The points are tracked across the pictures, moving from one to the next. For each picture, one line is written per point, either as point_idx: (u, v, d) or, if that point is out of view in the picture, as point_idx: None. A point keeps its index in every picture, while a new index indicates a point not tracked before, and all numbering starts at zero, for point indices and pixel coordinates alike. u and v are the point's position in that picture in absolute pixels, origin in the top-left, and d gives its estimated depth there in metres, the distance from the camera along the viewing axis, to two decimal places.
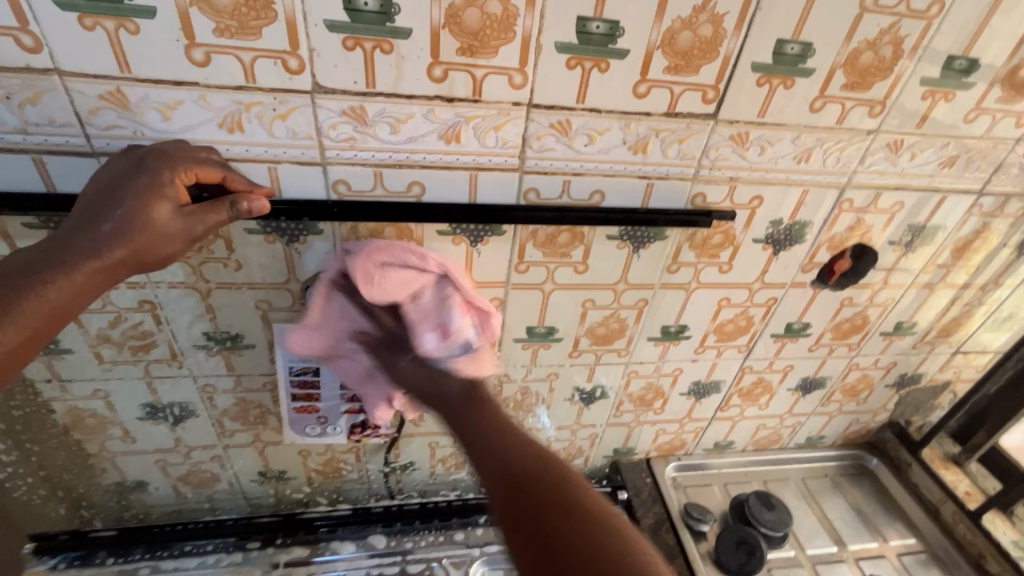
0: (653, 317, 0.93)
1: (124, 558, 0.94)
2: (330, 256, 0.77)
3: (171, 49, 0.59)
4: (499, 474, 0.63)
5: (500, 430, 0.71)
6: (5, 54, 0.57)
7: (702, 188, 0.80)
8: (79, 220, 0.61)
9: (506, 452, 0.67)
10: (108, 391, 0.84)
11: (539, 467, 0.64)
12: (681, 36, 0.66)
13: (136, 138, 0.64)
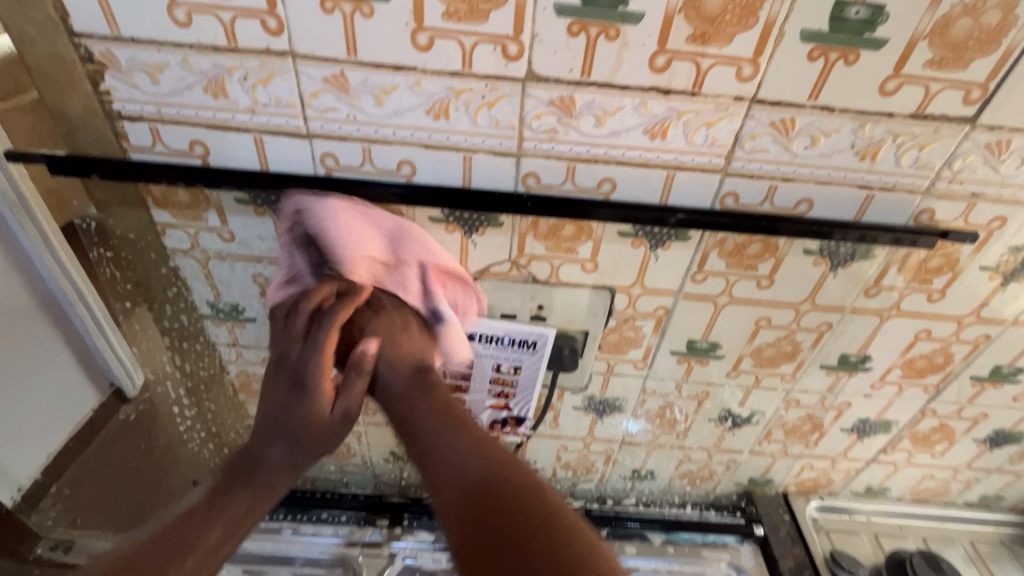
0: (836, 342, 0.69)
1: (270, 516, 0.85)
2: (504, 250, 0.61)
3: (325, 26, 0.46)
4: (413, 442, 0.50)
5: (441, 422, 0.50)
6: (148, 27, 0.46)
7: (935, 203, 0.55)
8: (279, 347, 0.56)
9: (449, 445, 0.47)
10: None
11: (486, 461, 0.45)
12: (956, 26, 0.44)
13: (279, 118, 0.51)
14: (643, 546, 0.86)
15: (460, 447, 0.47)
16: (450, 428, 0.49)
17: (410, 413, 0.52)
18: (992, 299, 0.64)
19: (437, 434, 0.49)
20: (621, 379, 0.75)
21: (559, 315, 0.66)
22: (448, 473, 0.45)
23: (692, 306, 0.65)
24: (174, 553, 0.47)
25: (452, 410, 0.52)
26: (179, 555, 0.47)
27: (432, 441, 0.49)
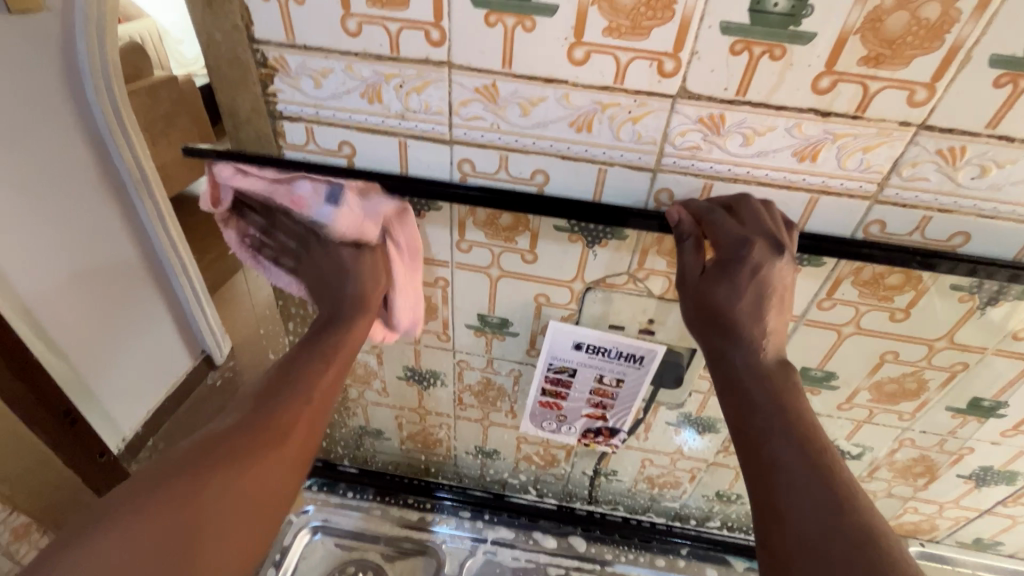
0: (969, 384, 0.64)
1: (362, 496, 0.90)
2: (623, 262, 0.61)
3: (486, 39, 0.47)
4: (761, 458, 0.46)
5: (789, 440, 0.45)
6: (322, 36, 0.49)
7: None
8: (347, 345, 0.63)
9: (808, 485, 0.43)
10: (383, 349, 0.78)
11: (839, 506, 0.42)
12: None
13: (427, 123, 0.53)
14: (723, 570, 0.87)
15: (815, 485, 0.43)
16: (796, 441, 0.45)
17: (755, 416, 0.47)
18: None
19: (786, 456, 0.45)
20: (721, 400, 0.73)
21: (669, 330, 0.66)
22: (813, 517, 0.42)
23: (813, 333, 0.62)
24: (281, 424, 0.55)
25: (796, 410, 0.47)
26: (285, 423, 0.55)
27: (780, 459, 0.45)
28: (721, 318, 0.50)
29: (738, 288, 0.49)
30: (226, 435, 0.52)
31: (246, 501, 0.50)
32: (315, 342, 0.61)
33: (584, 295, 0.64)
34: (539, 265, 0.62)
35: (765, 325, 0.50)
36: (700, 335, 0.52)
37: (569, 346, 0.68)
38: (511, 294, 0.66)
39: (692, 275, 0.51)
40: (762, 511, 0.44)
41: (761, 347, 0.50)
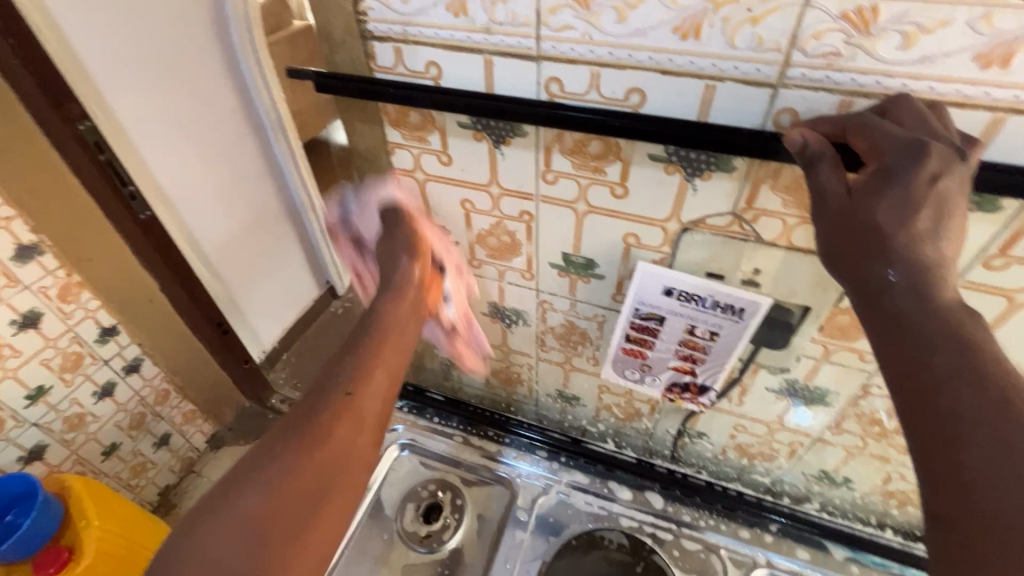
0: None
1: (446, 422, 0.95)
2: (727, 200, 0.53)
3: None
4: (929, 406, 0.34)
5: (977, 386, 0.33)
6: None
7: None
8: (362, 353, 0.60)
9: (1005, 449, 0.31)
10: (469, 284, 0.79)
11: None
12: None
13: (515, 37, 0.49)
14: (818, 556, 0.77)
15: (1010, 443, 0.31)
16: (979, 386, 0.33)
17: (932, 356, 0.35)
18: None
19: (972, 408, 0.33)
20: (839, 371, 0.64)
21: (778, 283, 0.57)
22: (1014, 494, 0.30)
23: (975, 299, 0.50)
24: (353, 392, 0.56)
25: (978, 344, 0.35)
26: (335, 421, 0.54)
27: (957, 409, 0.33)
28: (875, 246, 0.37)
29: (910, 200, 0.36)
30: (297, 430, 0.53)
31: (339, 458, 0.51)
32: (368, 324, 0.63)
33: (680, 236, 0.58)
34: (629, 201, 0.57)
35: (941, 247, 0.37)
36: (839, 271, 0.40)
37: (658, 291, 0.63)
38: (597, 232, 0.62)
39: (837, 195, 0.39)
40: (937, 480, 0.33)
41: (936, 275, 0.36)
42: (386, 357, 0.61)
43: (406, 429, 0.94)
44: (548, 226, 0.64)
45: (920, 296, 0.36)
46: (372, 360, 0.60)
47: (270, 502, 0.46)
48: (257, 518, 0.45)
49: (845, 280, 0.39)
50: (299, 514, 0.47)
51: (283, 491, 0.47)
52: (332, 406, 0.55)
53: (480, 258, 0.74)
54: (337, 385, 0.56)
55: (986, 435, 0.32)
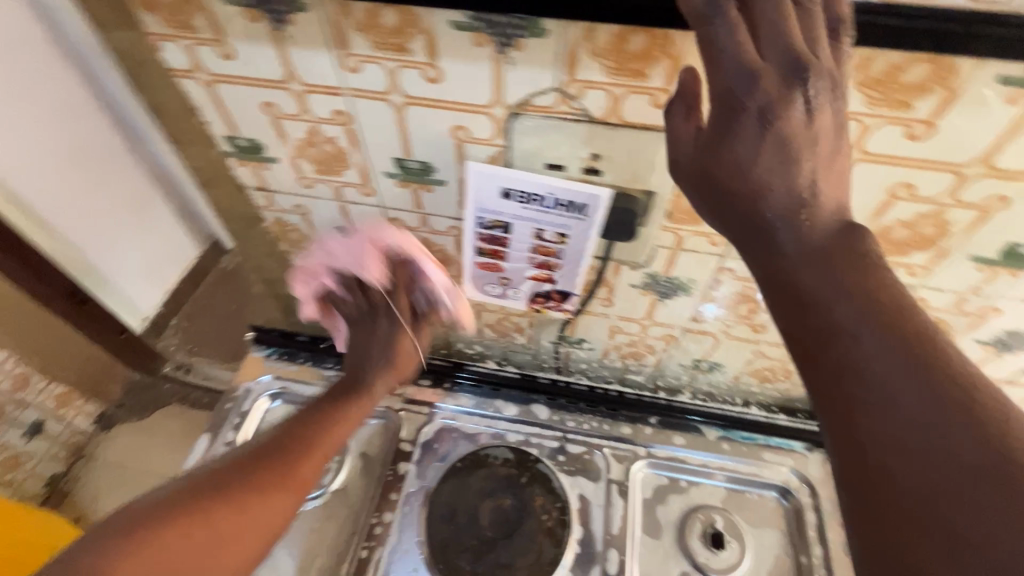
0: (1008, 226, 0.50)
1: (320, 363, 0.88)
2: (548, 73, 0.46)
3: None
4: (814, 326, 0.33)
5: (855, 294, 0.32)
6: None
7: None
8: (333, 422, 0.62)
9: (895, 353, 0.30)
10: (308, 208, 0.69)
11: (928, 372, 0.30)
12: None
13: None
14: (694, 440, 0.79)
15: (896, 352, 0.30)
16: (860, 295, 0.32)
17: (805, 273, 0.33)
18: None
19: (853, 320, 0.32)
20: (693, 257, 0.62)
21: (619, 168, 0.53)
22: (908, 402, 0.30)
23: None
24: (291, 447, 0.58)
25: (852, 255, 0.33)
26: (284, 466, 0.57)
27: (840, 324, 0.32)
28: (720, 198, 0.34)
29: (770, 123, 0.32)
30: (298, 420, 0.62)
31: (238, 504, 0.52)
32: (331, 393, 0.65)
33: (509, 124, 0.51)
34: (445, 86, 0.49)
35: (804, 168, 0.33)
36: (707, 216, 0.36)
37: (497, 193, 0.57)
38: (422, 128, 0.54)
39: (687, 145, 0.36)
40: (834, 409, 0.32)
41: (805, 197, 0.34)
42: (394, 359, 0.68)
43: (276, 377, 0.86)
44: (370, 127, 0.56)
45: (782, 243, 0.34)
46: (331, 424, 0.62)
47: (178, 517, 0.49)
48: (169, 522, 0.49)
49: (716, 217, 0.36)
50: (180, 514, 0.49)
51: (196, 510, 0.50)
52: (259, 452, 0.57)
53: (309, 175, 0.64)
54: (291, 434, 0.60)
55: (874, 347, 0.31)
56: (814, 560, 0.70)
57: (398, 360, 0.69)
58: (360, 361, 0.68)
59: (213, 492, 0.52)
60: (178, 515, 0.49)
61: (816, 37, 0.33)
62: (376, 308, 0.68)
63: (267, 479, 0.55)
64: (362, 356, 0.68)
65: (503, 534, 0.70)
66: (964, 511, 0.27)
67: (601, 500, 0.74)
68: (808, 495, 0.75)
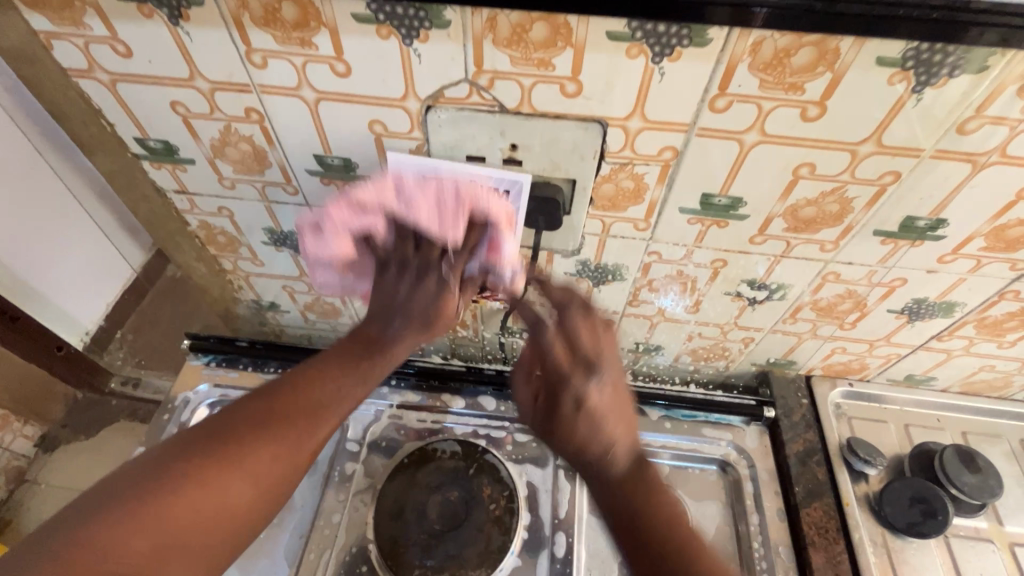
0: (903, 200, 0.53)
1: (261, 368, 0.86)
2: (457, 64, 0.46)
3: None
4: (592, 485, 0.54)
5: (631, 485, 0.52)
6: None
7: None
8: (372, 349, 0.57)
9: (629, 498, 0.51)
10: (233, 210, 0.67)
11: (652, 506, 0.50)
12: None
13: None
14: (637, 420, 0.81)
15: (621, 493, 0.51)
16: (629, 486, 0.51)
17: (595, 474, 0.54)
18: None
19: (619, 481, 0.52)
20: (620, 242, 0.63)
21: (538, 157, 0.53)
22: (639, 502, 0.50)
23: (709, 146, 0.50)
24: (304, 401, 0.52)
25: (644, 469, 0.53)
26: (304, 408, 0.52)
27: (609, 480, 0.52)
28: (557, 365, 0.60)
29: (573, 317, 0.60)
30: (312, 363, 0.56)
31: (248, 476, 0.48)
32: (363, 340, 0.58)
33: (425, 115, 0.51)
34: (355, 80, 0.49)
35: (579, 323, 0.60)
36: (529, 406, 0.62)
37: None
38: (339, 123, 0.53)
39: (530, 411, 0.62)
40: (609, 486, 0.52)
41: (592, 412, 0.56)
42: (418, 312, 0.58)
43: (214, 386, 0.84)
44: (285, 124, 0.54)
45: (574, 421, 0.56)
46: (341, 379, 0.55)
47: (172, 484, 0.45)
48: (141, 498, 0.44)
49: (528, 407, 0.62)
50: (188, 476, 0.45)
51: (167, 488, 0.45)
52: (280, 397, 0.52)
53: (228, 175, 0.62)
54: (310, 369, 0.55)
55: (629, 496, 0.51)
56: (752, 528, 0.73)
57: (437, 320, 0.59)
58: (382, 314, 0.59)
59: (220, 451, 0.47)
60: (182, 490, 0.45)
61: (596, 328, 0.60)
62: (405, 261, 0.59)
63: (291, 422, 0.51)
64: (390, 302, 0.59)
65: (452, 525, 0.71)
66: (631, 555, 0.49)
67: (548, 486, 0.75)
68: (746, 467, 0.78)
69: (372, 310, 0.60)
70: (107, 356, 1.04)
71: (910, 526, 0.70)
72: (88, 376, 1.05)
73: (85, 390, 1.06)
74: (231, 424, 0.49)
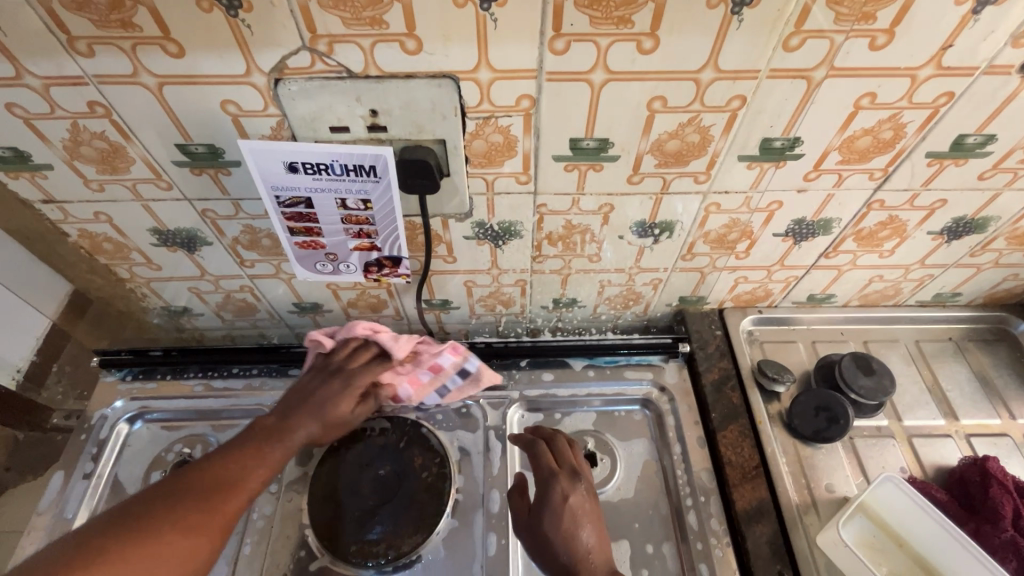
0: (755, 123, 0.55)
1: (181, 375, 0.84)
2: (291, 31, 0.46)
3: None
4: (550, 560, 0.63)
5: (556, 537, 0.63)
6: None
7: None
8: (217, 474, 0.61)
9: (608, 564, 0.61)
10: (109, 214, 0.65)
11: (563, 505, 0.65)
12: None
13: None
14: (563, 373, 0.84)
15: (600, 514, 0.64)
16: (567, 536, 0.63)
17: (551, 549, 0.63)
18: (958, 37, 0.49)
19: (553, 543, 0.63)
20: (508, 199, 0.64)
21: (400, 122, 0.53)
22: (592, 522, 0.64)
23: (562, 90, 0.51)
24: (193, 491, 0.59)
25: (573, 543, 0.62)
26: (216, 472, 0.61)
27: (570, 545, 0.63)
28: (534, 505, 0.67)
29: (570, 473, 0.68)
30: (220, 452, 0.64)
31: (151, 531, 0.55)
32: (256, 432, 0.67)
33: (275, 90, 0.50)
34: (192, 59, 0.48)
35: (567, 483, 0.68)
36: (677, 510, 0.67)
37: (283, 170, 0.56)
38: (188, 108, 0.52)
39: (522, 513, 0.66)
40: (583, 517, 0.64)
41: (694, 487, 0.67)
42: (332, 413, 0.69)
43: (132, 400, 0.82)
44: (134, 115, 0.53)
45: (561, 512, 0.64)
46: (247, 461, 0.64)
47: (110, 550, 0.52)
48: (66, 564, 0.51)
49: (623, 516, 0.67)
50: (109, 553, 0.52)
51: (131, 538, 0.54)
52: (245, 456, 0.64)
53: (94, 178, 0.60)
54: (189, 475, 0.61)
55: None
56: (675, 458, 0.76)
57: (338, 421, 0.70)
58: (290, 405, 0.69)
59: (130, 523, 0.55)
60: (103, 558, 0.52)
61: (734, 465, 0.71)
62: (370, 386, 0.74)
63: (194, 501, 0.58)
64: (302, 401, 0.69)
65: (385, 498, 0.72)
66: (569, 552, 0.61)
67: (479, 448, 0.77)
68: (667, 403, 0.81)
69: (282, 404, 0.70)
70: (58, 391, 0.88)
71: (817, 433, 0.75)
72: (28, 418, 0.85)
73: (27, 428, 0.85)
74: (147, 500, 0.57)
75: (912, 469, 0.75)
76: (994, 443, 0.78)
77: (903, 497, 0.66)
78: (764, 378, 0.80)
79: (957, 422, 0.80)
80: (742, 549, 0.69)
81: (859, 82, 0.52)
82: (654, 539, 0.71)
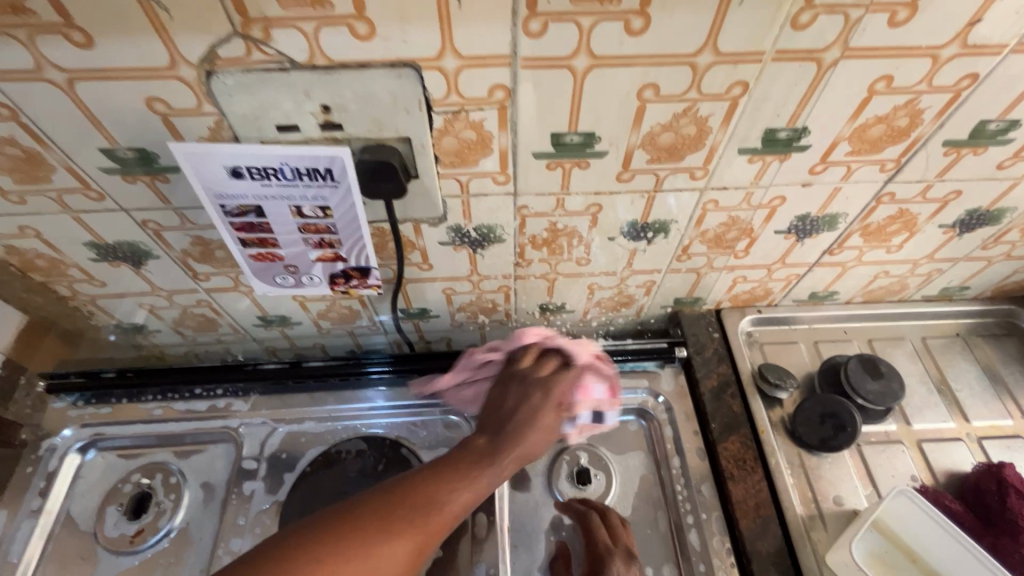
0: (758, 112, 0.49)
1: (137, 399, 0.77)
2: (216, 14, 0.39)
3: None
4: None
5: None
6: None
7: None
8: (447, 483, 0.53)
9: None
10: (37, 228, 0.58)
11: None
12: None
13: None
14: None
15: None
16: None
17: None
18: (987, 10, 0.43)
19: None
20: (484, 202, 0.57)
21: (356, 119, 0.46)
22: None
23: (541, 78, 0.45)
24: (397, 501, 0.51)
25: None
26: (439, 493, 0.53)
27: None
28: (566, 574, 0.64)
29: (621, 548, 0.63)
30: (428, 467, 0.55)
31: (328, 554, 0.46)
32: (455, 453, 0.57)
33: (207, 85, 0.43)
34: (104, 50, 0.40)
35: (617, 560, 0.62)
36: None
37: (225, 176, 0.50)
38: (108, 107, 0.45)
39: None
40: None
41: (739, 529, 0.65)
42: (544, 429, 0.60)
43: (83, 427, 0.75)
44: (45, 117, 0.46)
45: None
46: (465, 476, 0.54)
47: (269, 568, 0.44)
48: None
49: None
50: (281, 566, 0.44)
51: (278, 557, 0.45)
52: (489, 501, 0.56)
53: (12, 189, 0.53)
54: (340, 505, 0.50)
55: None
56: (673, 472, 0.71)
57: (539, 426, 0.60)
58: (492, 425, 0.60)
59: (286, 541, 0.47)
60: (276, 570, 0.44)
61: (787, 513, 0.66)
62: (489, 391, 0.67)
63: (372, 516, 0.49)
64: (503, 420, 0.59)
65: None
66: None
67: None
68: (664, 413, 0.76)
69: (483, 416, 0.61)
70: (26, 407, 0.75)
71: (823, 442, 0.71)
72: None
73: None
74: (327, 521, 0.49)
75: (923, 476, 0.71)
76: (1007, 446, 0.74)
77: (916, 511, 0.62)
78: (765, 384, 0.75)
79: (967, 424, 0.76)
80: (747, 570, 0.64)
81: (875, 64, 0.46)
82: (653, 562, 0.66)
